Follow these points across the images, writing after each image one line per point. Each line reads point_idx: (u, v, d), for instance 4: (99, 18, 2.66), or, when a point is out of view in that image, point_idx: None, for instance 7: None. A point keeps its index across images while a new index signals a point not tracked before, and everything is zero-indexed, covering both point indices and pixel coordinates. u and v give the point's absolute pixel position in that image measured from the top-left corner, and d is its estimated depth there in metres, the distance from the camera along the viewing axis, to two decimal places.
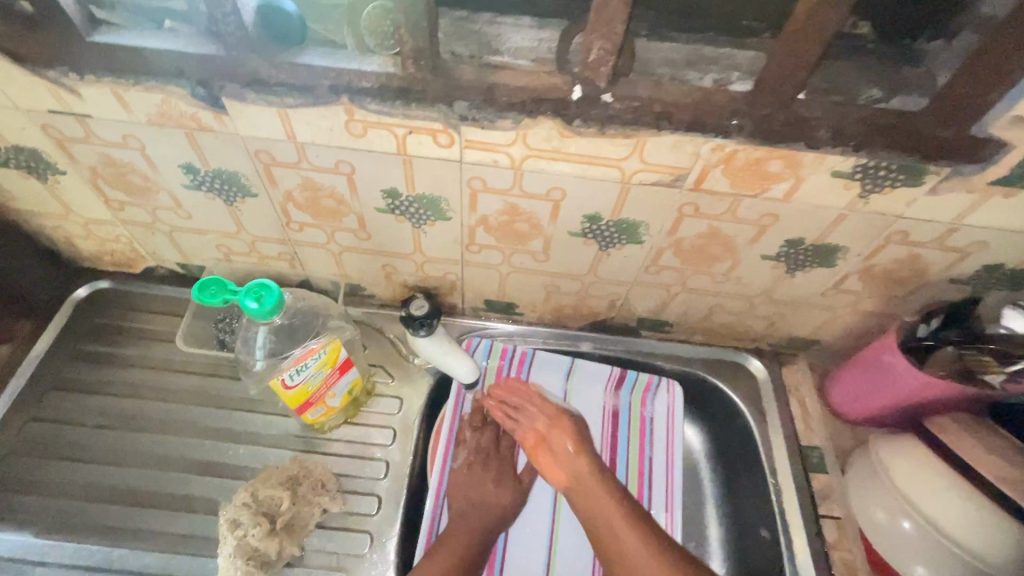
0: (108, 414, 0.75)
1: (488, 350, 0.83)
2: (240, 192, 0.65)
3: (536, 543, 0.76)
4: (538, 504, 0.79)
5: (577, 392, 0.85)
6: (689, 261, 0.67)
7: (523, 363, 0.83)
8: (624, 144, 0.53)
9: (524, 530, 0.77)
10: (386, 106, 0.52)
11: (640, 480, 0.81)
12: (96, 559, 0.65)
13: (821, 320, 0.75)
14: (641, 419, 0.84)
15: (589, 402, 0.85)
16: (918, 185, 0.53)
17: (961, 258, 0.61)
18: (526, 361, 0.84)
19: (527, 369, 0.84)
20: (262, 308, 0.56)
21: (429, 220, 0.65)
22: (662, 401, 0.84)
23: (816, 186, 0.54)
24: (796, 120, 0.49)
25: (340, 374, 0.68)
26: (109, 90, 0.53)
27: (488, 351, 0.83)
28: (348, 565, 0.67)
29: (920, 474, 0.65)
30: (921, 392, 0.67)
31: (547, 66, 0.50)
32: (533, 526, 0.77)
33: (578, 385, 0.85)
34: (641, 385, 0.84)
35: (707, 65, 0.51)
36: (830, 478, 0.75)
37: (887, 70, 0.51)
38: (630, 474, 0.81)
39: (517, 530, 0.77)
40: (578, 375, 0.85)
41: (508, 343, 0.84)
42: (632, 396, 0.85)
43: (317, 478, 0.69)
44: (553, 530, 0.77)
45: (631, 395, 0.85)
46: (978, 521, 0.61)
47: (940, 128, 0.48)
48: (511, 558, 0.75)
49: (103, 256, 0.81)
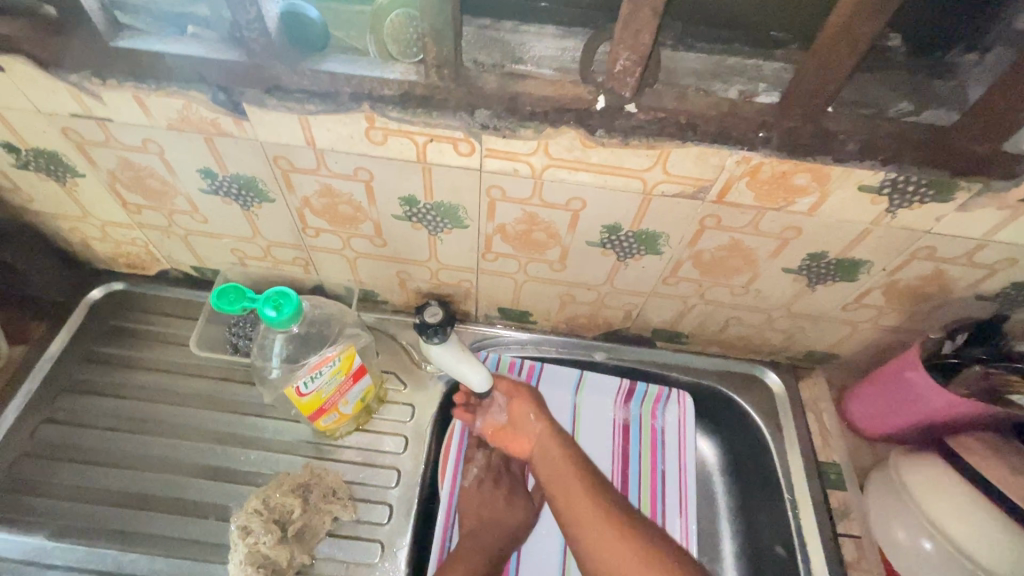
0: (120, 417, 0.74)
1: (496, 364, 0.83)
2: (257, 197, 0.65)
3: (548, 557, 0.76)
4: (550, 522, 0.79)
5: (587, 404, 0.84)
6: (709, 274, 0.66)
7: (531, 375, 0.84)
8: (647, 155, 0.52)
9: (536, 543, 0.77)
10: (407, 114, 0.52)
11: (653, 492, 0.80)
12: (107, 563, 0.65)
13: (840, 334, 0.74)
14: (652, 431, 0.83)
15: (599, 414, 0.84)
16: (947, 201, 0.52)
17: (989, 274, 0.60)
18: (535, 374, 0.84)
19: (536, 381, 0.84)
20: (281, 317, 0.56)
21: (446, 228, 0.65)
22: (673, 413, 0.83)
23: (842, 200, 0.53)
24: (824, 133, 0.48)
25: (353, 382, 0.67)
26: (131, 94, 0.53)
27: (496, 365, 0.83)
28: (358, 574, 0.66)
29: (944, 494, 0.63)
30: (943, 411, 0.66)
31: (570, 76, 0.50)
32: (545, 539, 0.77)
33: (588, 396, 0.84)
34: (651, 397, 0.84)
35: (732, 76, 0.51)
36: (848, 496, 0.73)
37: (917, 83, 0.50)
38: (642, 487, 0.80)
39: (529, 543, 0.76)
40: (587, 387, 0.84)
41: (516, 356, 0.84)
42: (642, 409, 0.84)
43: (329, 485, 0.69)
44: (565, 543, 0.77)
45: (642, 408, 0.84)
46: (1005, 545, 0.59)
47: (973, 144, 0.47)
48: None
49: (119, 259, 0.81)
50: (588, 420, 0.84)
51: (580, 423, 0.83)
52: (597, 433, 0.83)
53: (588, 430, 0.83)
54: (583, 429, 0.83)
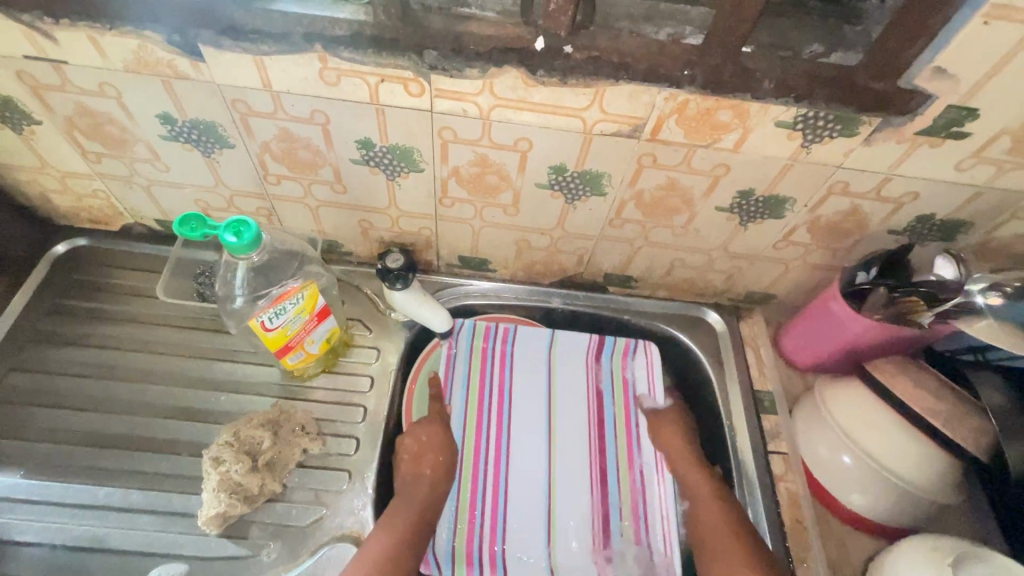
0: (91, 364, 0.77)
1: (471, 332, 0.86)
2: (217, 142, 0.67)
3: (532, 502, 0.76)
4: (532, 465, 0.79)
5: (562, 359, 0.86)
6: (651, 215, 0.71)
7: (507, 338, 0.86)
8: (584, 93, 0.56)
9: (520, 482, 0.77)
10: (359, 54, 0.54)
11: (630, 452, 0.80)
12: (82, 497, 0.68)
13: (775, 273, 0.80)
14: (624, 382, 0.86)
15: (573, 370, 0.86)
16: (853, 135, 0.57)
17: (897, 208, 0.66)
18: (511, 337, 0.87)
19: (511, 344, 0.86)
20: (241, 242, 0.57)
21: (403, 171, 0.68)
22: (642, 365, 0.86)
23: (762, 136, 0.58)
24: (742, 71, 0.53)
25: (317, 321, 0.71)
26: (85, 34, 0.55)
27: (472, 332, 0.86)
28: (327, 500, 0.70)
29: (858, 409, 0.71)
30: (860, 338, 0.73)
31: (512, 18, 0.54)
32: (530, 482, 0.77)
33: (562, 352, 0.87)
34: (619, 350, 0.87)
35: (662, 20, 0.55)
36: (778, 419, 0.80)
37: (827, 26, 0.55)
38: (619, 445, 0.81)
39: (513, 490, 0.77)
40: (560, 344, 0.87)
41: (491, 323, 0.87)
42: (613, 362, 0.87)
43: (297, 421, 0.73)
44: (550, 485, 0.77)
45: (613, 362, 0.87)
46: (908, 449, 0.67)
47: (871, 80, 0.52)
48: (511, 518, 0.75)
49: (80, 213, 0.82)
50: (562, 378, 0.85)
51: (556, 386, 0.85)
52: (571, 389, 0.85)
53: (563, 387, 0.85)
54: (560, 387, 0.85)
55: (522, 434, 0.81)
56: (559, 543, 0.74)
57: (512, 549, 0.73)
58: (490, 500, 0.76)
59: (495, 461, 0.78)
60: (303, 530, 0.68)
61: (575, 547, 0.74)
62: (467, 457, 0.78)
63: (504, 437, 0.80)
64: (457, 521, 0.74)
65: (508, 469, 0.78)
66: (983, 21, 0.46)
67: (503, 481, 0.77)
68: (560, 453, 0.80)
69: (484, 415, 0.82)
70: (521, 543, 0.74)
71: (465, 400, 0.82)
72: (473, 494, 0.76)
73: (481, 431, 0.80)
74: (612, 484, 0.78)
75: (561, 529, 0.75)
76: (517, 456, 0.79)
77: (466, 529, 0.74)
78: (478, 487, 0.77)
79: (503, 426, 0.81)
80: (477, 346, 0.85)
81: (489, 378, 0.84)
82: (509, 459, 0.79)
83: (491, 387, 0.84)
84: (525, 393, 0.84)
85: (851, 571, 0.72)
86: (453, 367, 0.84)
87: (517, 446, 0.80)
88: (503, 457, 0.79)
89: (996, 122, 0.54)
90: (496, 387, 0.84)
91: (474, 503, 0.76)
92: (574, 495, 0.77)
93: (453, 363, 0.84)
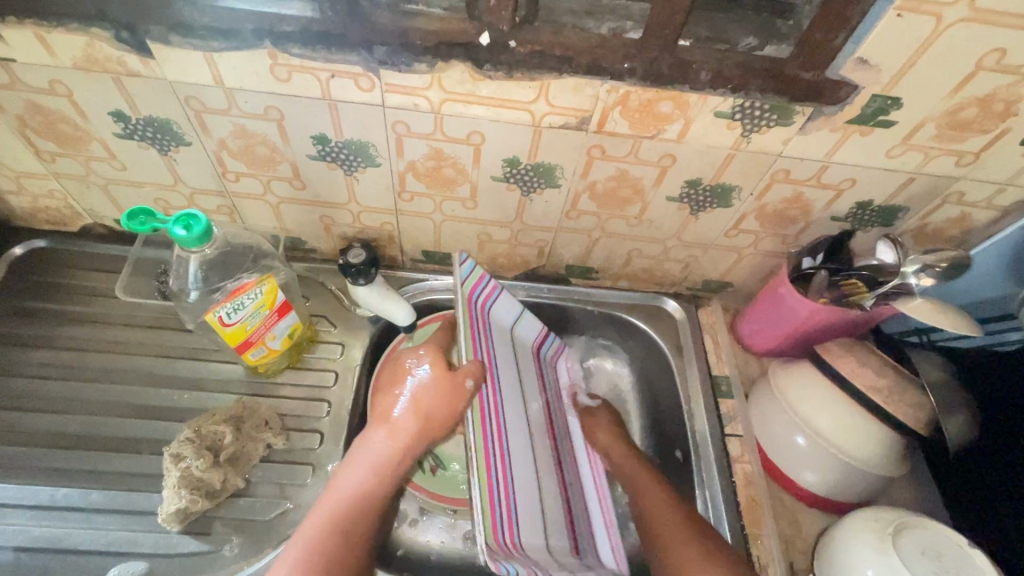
0: (50, 365, 0.76)
1: (470, 273, 0.71)
2: (173, 140, 0.67)
3: (527, 482, 0.66)
4: (522, 444, 0.68)
5: (520, 339, 0.80)
6: (605, 205, 0.73)
7: (489, 298, 0.75)
8: (530, 86, 0.58)
9: (520, 463, 0.66)
10: (308, 50, 0.56)
11: (569, 447, 0.79)
12: (41, 498, 0.67)
13: (729, 262, 0.83)
14: (551, 376, 0.86)
15: (527, 353, 0.80)
16: (789, 124, 0.60)
17: (837, 195, 0.69)
18: (493, 300, 0.75)
19: (490, 308, 0.75)
20: (191, 235, 0.58)
21: (360, 166, 0.69)
22: (564, 367, 0.89)
23: (703, 126, 0.61)
24: (680, 63, 0.55)
25: (278, 317, 0.71)
26: (32, 32, 0.55)
27: (470, 275, 0.71)
28: (291, 494, 0.71)
29: (810, 392, 0.73)
30: (808, 322, 0.76)
31: (459, 14, 0.55)
32: (523, 459, 0.67)
33: (522, 332, 0.80)
34: (553, 343, 0.86)
35: (604, 15, 0.57)
36: (735, 403, 0.83)
37: (760, 21, 0.58)
38: (562, 439, 0.78)
39: (518, 470, 0.65)
40: (522, 322, 0.80)
41: (485, 272, 0.74)
42: (547, 354, 0.86)
43: (261, 416, 0.73)
44: (536, 469, 0.69)
45: (547, 353, 0.85)
46: (856, 429, 0.70)
47: (802, 71, 0.55)
48: (521, 504, 0.62)
49: (38, 214, 0.81)
50: (523, 360, 0.78)
51: (522, 366, 0.77)
52: (531, 372, 0.79)
53: (525, 367, 0.78)
54: (523, 368, 0.77)
55: (512, 408, 0.70)
56: (552, 532, 0.66)
57: (527, 537, 0.60)
58: (505, 480, 0.61)
59: (499, 434, 0.64)
60: (266, 524, 0.69)
61: (557, 531, 0.67)
62: (477, 427, 0.61)
63: (501, 407, 0.67)
64: (483, 509, 0.56)
65: (510, 445, 0.65)
66: (896, 13, 0.49)
67: (509, 461, 0.64)
68: (535, 434, 0.72)
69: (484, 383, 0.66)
70: (531, 530, 0.62)
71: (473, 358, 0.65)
72: (492, 477, 0.59)
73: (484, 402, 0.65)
74: (566, 476, 0.75)
75: (550, 516, 0.67)
76: (513, 433, 0.67)
77: (492, 517, 0.56)
78: (494, 467, 0.60)
79: (498, 396, 0.68)
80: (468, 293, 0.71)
81: (480, 340, 0.70)
82: (510, 434, 0.67)
83: (484, 352, 0.69)
84: (505, 364, 0.73)
85: (804, 545, 0.74)
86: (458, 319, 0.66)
87: (510, 418, 0.68)
88: (504, 431, 0.66)
89: (918, 110, 0.57)
90: (486, 352, 0.70)
91: (494, 485, 0.59)
92: (547, 478, 0.70)
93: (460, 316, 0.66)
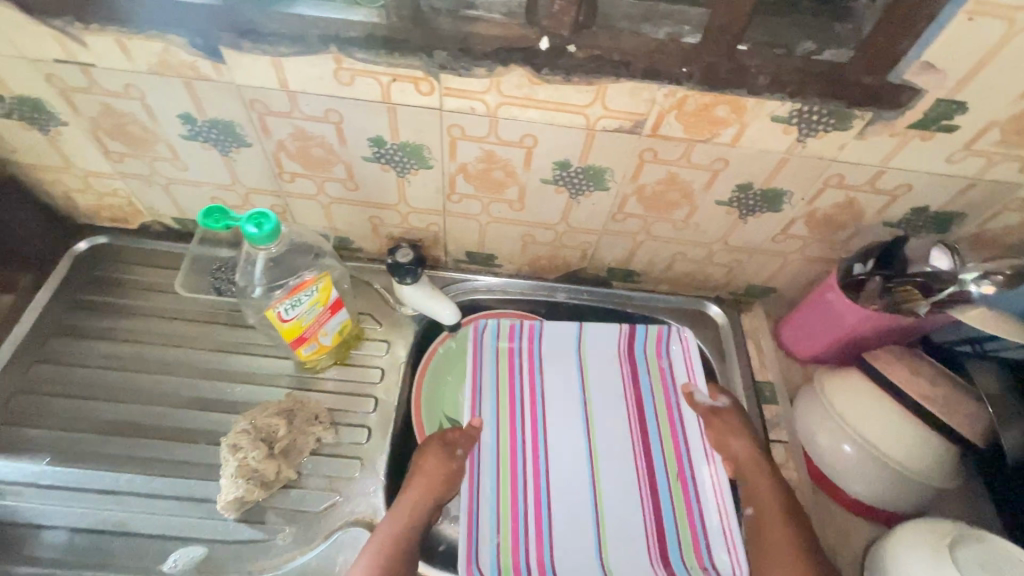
0: (110, 356, 0.79)
1: (495, 332, 0.86)
2: (235, 141, 0.69)
3: (577, 501, 0.75)
4: (572, 464, 0.77)
5: (594, 353, 0.86)
6: (653, 209, 0.73)
7: (532, 335, 0.86)
8: (587, 90, 0.58)
9: (563, 486, 0.75)
10: (371, 54, 0.57)
11: (675, 445, 0.79)
12: (105, 482, 0.70)
13: (774, 267, 0.82)
14: (660, 370, 0.85)
15: (605, 363, 0.85)
16: (847, 129, 0.59)
17: (892, 201, 0.68)
18: (536, 336, 0.86)
19: (538, 340, 0.86)
20: (262, 232, 0.60)
21: (413, 168, 0.71)
22: (680, 352, 0.85)
23: (759, 130, 0.61)
24: (738, 67, 0.55)
25: (331, 314, 0.74)
26: (113, 39, 0.58)
27: (496, 333, 0.86)
28: (340, 487, 0.72)
29: (860, 400, 0.72)
30: (856, 329, 0.74)
31: (518, 19, 0.57)
32: (571, 479, 0.76)
33: (593, 346, 0.86)
34: (652, 337, 0.86)
35: (661, 20, 0.57)
36: (779, 409, 0.82)
37: (819, 25, 0.58)
38: (663, 440, 0.79)
39: (556, 493, 0.75)
40: (588, 338, 0.86)
41: (514, 322, 0.86)
42: (647, 350, 0.86)
43: (311, 411, 0.75)
44: (594, 486, 0.76)
45: (646, 349, 0.86)
46: (910, 439, 0.68)
47: (864, 75, 0.55)
48: (557, 523, 0.73)
49: (101, 212, 0.85)
50: (596, 373, 0.85)
51: (590, 380, 0.84)
52: (610, 381, 0.84)
53: (599, 380, 0.84)
54: (593, 382, 0.84)
55: (560, 434, 0.79)
56: (612, 545, 0.72)
57: (560, 552, 0.71)
58: (534, 505, 0.74)
59: (533, 465, 0.77)
60: (317, 515, 0.70)
61: (628, 544, 0.72)
62: (503, 466, 0.76)
63: (541, 439, 0.79)
64: (501, 528, 0.72)
65: (549, 472, 0.76)
66: (967, 17, 0.48)
67: (545, 487, 0.75)
68: (601, 451, 0.78)
69: (517, 420, 0.80)
70: (570, 546, 0.71)
71: (496, 406, 0.81)
72: (515, 503, 0.74)
73: (516, 437, 0.78)
74: (660, 482, 0.76)
75: (612, 529, 0.73)
76: (557, 458, 0.77)
77: (512, 534, 0.71)
78: (521, 495, 0.74)
79: (539, 429, 0.79)
80: (503, 347, 0.86)
81: (515, 385, 0.83)
82: (550, 461, 0.77)
83: (520, 394, 0.82)
84: (557, 390, 0.83)
85: (851, 555, 0.73)
86: (485, 373, 0.83)
87: (555, 445, 0.78)
88: (541, 458, 0.77)
89: (983, 115, 0.56)
90: (528, 389, 0.83)
91: (519, 509, 0.73)
92: (620, 490, 0.76)
93: (479, 369, 0.83)
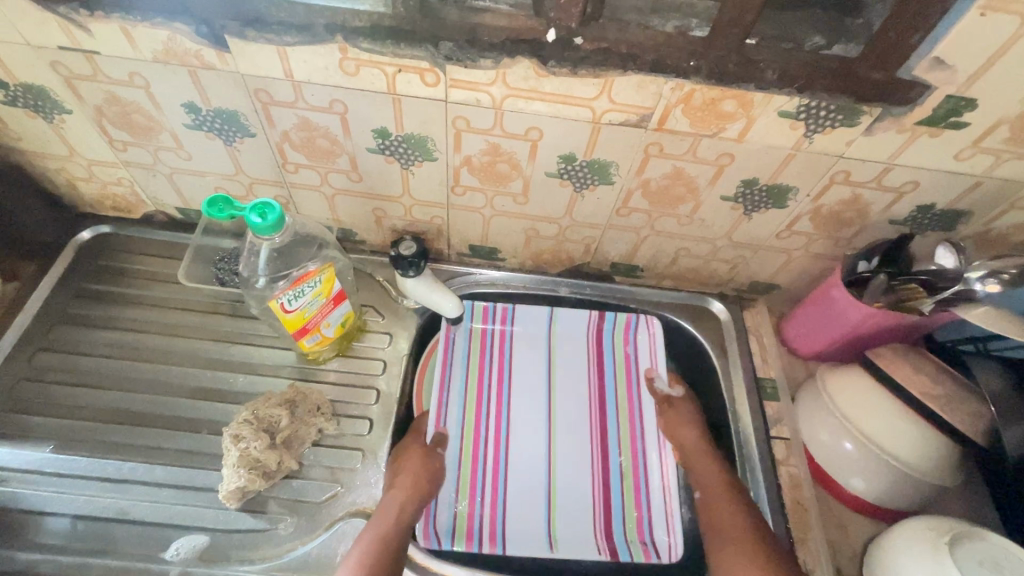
0: (113, 345, 0.79)
1: (470, 313, 0.88)
2: (239, 131, 0.69)
3: (533, 473, 0.79)
4: (531, 440, 0.81)
5: (562, 336, 0.89)
6: (658, 204, 0.73)
7: (505, 316, 0.89)
8: (593, 83, 0.58)
9: (521, 460, 0.80)
10: (377, 45, 0.57)
11: (631, 430, 0.84)
12: (107, 470, 0.71)
13: (778, 263, 0.82)
14: (624, 356, 0.89)
15: (572, 347, 0.89)
16: (855, 125, 0.59)
17: (898, 198, 0.68)
18: (509, 317, 0.89)
19: (511, 321, 0.89)
20: (266, 223, 0.60)
21: (417, 160, 0.70)
22: (645, 339, 0.88)
23: (765, 125, 0.60)
24: (746, 61, 0.55)
25: (334, 305, 0.74)
26: (118, 27, 0.58)
27: (471, 313, 0.88)
28: (342, 478, 0.73)
29: (861, 398, 0.72)
30: (858, 326, 0.74)
31: (525, 11, 0.56)
32: (529, 453, 0.80)
33: (562, 329, 0.89)
34: (620, 324, 0.89)
35: (669, 13, 0.57)
36: (780, 405, 0.82)
37: (828, 19, 0.57)
38: (620, 424, 0.84)
39: (514, 465, 0.79)
40: (558, 322, 0.89)
41: (488, 303, 0.89)
42: (614, 336, 0.89)
43: (313, 402, 0.75)
44: (550, 460, 0.80)
45: (614, 335, 0.89)
46: (910, 436, 0.69)
47: (874, 70, 0.54)
48: (512, 493, 0.78)
49: (105, 201, 0.85)
50: (563, 355, 0.88)
51: (556, 362, 0.88)
52: (575, 364, 0.88)
53: (564, 361, 0.88)
54: (559, 365, 0.88)
55: (522, 411, 0.83)
56: (560, 516, 0.76)
57: (512, 520, 0.76)
58: (492, 476, 0.78)
59: (494, 439, 0.81)
60: (319, 506, 0.71)
61: (576, 515, 0.77)
62: (468, 439, 0.80)
63: (504, 415, 0.83)
64: (459, 495, 0.77)
65: (509, 445, 0.81)
66: (980, 12, 0.48)
67: (504, 459, 0.80)
68: (560, 429, 0.82)
69: (484, 397, 0.84)
70: (522, 515, 0.76)
71: (465, 383, 0.84)
72: (473, 473, 0.79)
73: (480, 416, 0.82)
74: (612, 461, 0.81)
75: (563, 500, 0.78)
76: (518, 433, 0.82)
77: (468, 503, 0.77)
78: (480, 465, 0.79)
79: (503, 405, 0.83)
80: (476, 327, 0.88)
81: (485, 362, 0.86)
82: (511, 435, 0.81)
83: (490, 372, 0.86)
84: (524, 370, 0.87)
85: (850, 551, 0.73)
86: (459, 349, 0.86)
87: (517, 420, 0.82)
88: (502, 432, 0.81)
89: (993, 112, 0.56)
90: (497, 367, 0.86)
91: (478, 480, 0.78)
92: (574, 465, 0.80)
93: (453, 346, 0.86)
